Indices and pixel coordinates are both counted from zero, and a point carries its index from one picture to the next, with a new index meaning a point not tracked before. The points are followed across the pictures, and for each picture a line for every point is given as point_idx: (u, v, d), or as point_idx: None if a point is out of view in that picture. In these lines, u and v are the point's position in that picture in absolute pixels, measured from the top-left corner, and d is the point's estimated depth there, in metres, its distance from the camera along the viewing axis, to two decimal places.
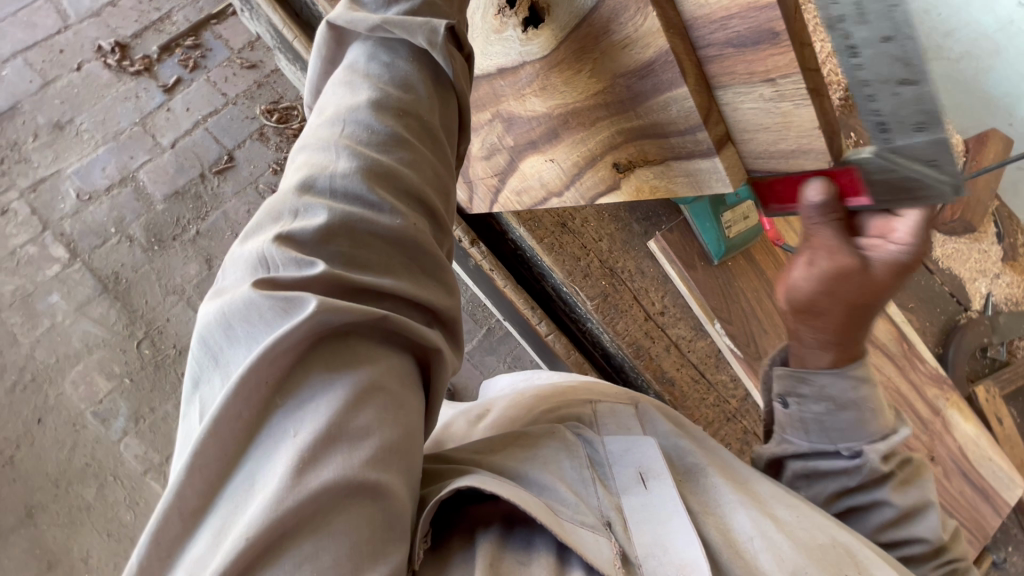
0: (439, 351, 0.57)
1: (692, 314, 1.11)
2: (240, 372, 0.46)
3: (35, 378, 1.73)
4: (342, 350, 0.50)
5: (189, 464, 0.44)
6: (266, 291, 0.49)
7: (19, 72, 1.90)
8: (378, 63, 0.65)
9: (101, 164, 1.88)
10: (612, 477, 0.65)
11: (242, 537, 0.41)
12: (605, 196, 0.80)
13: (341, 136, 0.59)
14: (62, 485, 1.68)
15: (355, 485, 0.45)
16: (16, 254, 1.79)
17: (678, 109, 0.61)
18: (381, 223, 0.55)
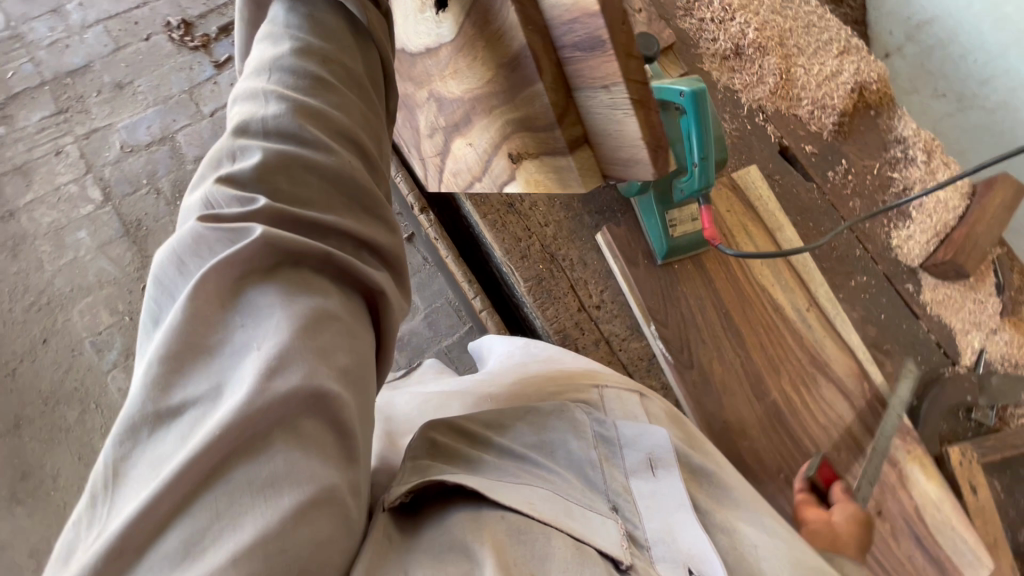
0: (384, 294, 0.54)
1: (630, 312, 1.07)
2: (196, 283, 0.43)
3: (49, 303, 1.88)
4: (294, 275, 0.47)
5: (148, 371, 0.40)
6: (214, 223, 0.46)
7: (98, 37, 2.14)
8: (296, 16, 0.59)
9: (148, 123, 2.07)
10: (621, 459, 0.64)
11: (204, 437, 0.37)
12: (507, 185, 0.74)
13: (266, 83, 0.54)
14: (51, 403, 1.80)
15: (314, 394, 0.41)
16: (60, 191, 1.99)
17: (541, 105, 0.59)
18: (318, 162, 0.52)
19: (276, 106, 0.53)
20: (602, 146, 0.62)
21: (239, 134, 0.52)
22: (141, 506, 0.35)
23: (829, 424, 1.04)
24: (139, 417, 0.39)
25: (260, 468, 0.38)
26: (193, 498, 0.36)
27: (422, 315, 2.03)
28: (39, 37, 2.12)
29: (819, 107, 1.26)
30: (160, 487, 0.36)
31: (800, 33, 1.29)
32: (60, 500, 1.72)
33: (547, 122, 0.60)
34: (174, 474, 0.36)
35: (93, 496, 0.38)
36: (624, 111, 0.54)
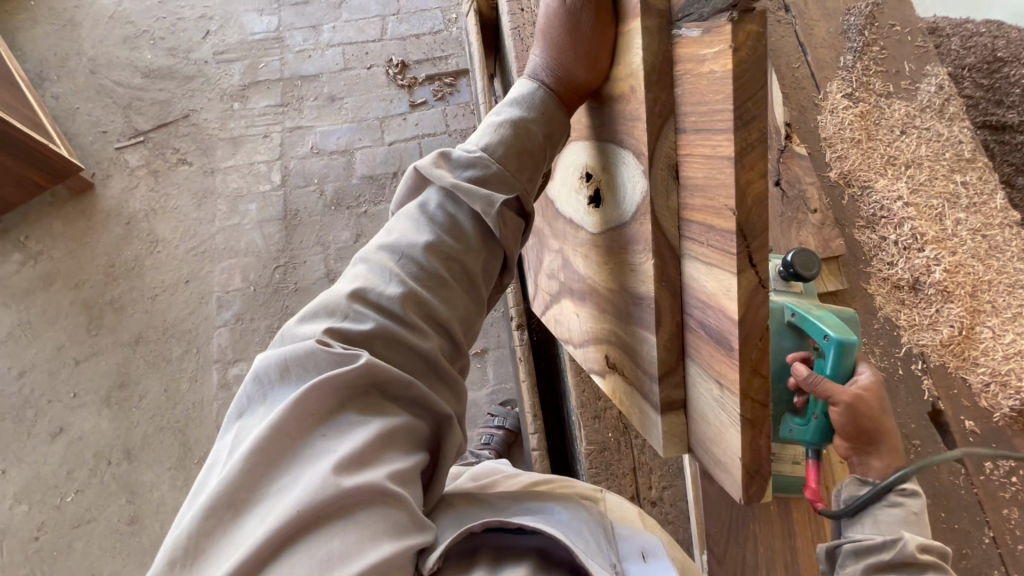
0: (452, 425, 0.59)
1: (685, 523, 0.97)
2: (297, 398, 0.50)
3: (204, 252, 2.19)
4: (375, 403, 0.54)
5: (239, 463, 0.48)
6: (329, 344, 0.52)
7: (334, 56, 2.53)
8: (444, 208, 0.61)
9: (339, 135, 2.38)
10: (617, 545, 0.60)
11: (280, 521, 0.45)
12: (593, 375, 0.73)
13: (392, 262, 0.58)
14: (167, 334, 2.07)
15: (373, 493, 0.49)
16: (253, 166, 2.34)
17: (648, 352, 0.57)
18: (415, 343, 0.55)
19: (394, 286, 0.56)
20: (694, 423, 0.57)
21: (358, 298, 0.55)
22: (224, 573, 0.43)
23: None
24: (224, 502, 0.46)
25: (321, 547, 0.45)
26: (265, 568, 0.43)
27: (488, 389, 2.03)
28: (294, 44, 2.56)
29: (997, 381, 1.05)
30: (240, 559, 0.43)
31: (1000, 291, 1.10)
32: (136, 418, 1.95)
33: (649, 370, 0.58)
34: (252, 549, 0.43)
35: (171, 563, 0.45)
36: (729, 418, 0.50)
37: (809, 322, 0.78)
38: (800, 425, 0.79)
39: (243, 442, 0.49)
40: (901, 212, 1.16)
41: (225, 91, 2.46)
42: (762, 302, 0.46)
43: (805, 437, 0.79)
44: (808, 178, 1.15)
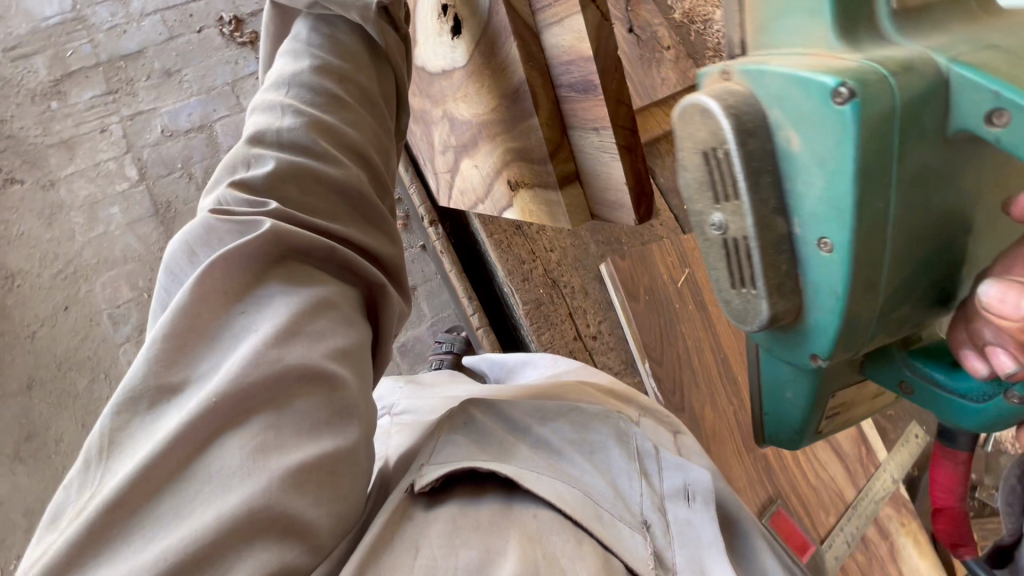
0: (384, 287, 0.60)
1: (626, 347, 1.06)
2: (204, 271, 0.49)
3: (75, 272, 1.96)
4: (297, 271, 0.54)
5: (155, 351, 0.46)
6: (224, 217, 0.53)
7: (154, 25, 2.25)
8: (317, 33, 0.66)
9: (189, 110, 2.16)
10: (659, 478, 0.64)
11: (201, 409, 0.43)
12: (504, 212, 0.78)
13: (287, 98, 0.62)
14: (63, 369, 1.86)
15: (306, 375, 0.48)
16: (99, 166, 2.08)
17: (536, 138, 0.68)
18: (326, 174, 0.57)
19: (292, 121, 0.59)
20: (591, 184, 0.70)
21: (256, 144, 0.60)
22: (143, 464, 0.41)
23: (821, 486, 1.01)
24: (144, 392, 0.45)
25: (252, 436, 0.44)
26: (192, 460, 0.42)
27: (428, 321, 2.05)
28: (100, 20, 2.24)
29: None
30: (160, 447, 0.41)
31: None
32: (61, 463, 1.78)
33: (540, 155, 0.69)
34: (173, 437, 0.42)
35: (93, 460, 0.43)
36: (612, 155, 0.64)
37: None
38: (952, 399, 0.65)
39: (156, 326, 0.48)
40: None
41: (34, 91, 2.13)
42: (607, 34, 0.61)
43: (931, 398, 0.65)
44: (655, 21, 1.23)
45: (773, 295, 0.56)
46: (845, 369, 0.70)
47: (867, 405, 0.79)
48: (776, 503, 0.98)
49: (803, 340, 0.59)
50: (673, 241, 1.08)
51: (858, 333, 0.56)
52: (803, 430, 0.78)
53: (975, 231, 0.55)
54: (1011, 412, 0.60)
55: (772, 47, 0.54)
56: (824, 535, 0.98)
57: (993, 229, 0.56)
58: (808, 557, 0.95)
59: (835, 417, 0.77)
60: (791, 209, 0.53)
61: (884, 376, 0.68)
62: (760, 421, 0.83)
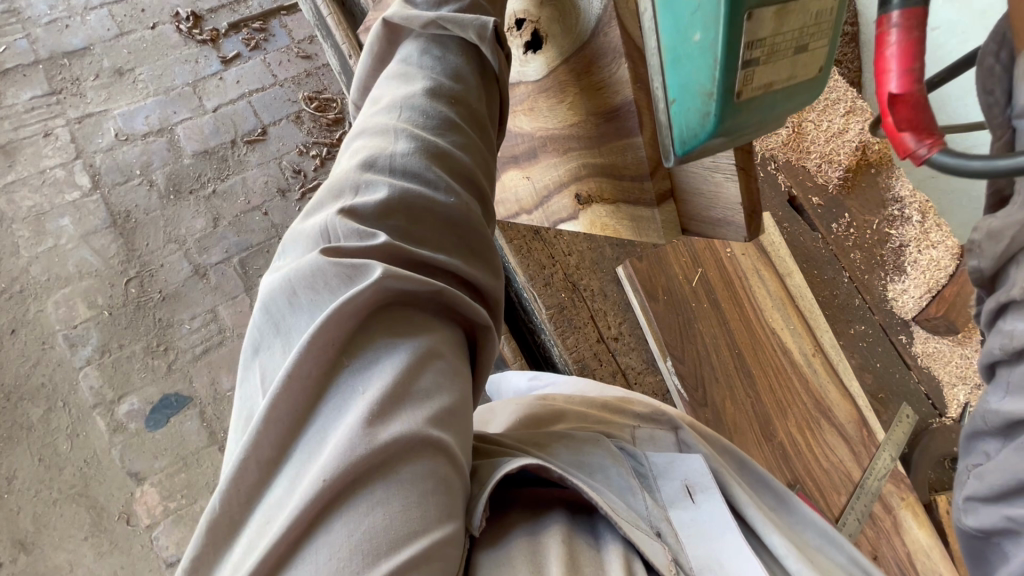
0: (489, 328, 0.49)
1: (647, 346, 1.09)
2: (316, 328, 0.39)
3: (22, 291, 1.78)
4: (402, 316, 0.43)
5: (257, 419, 0.37)
6: (333, 258, 0.42)
7: (101, 21, 2.10)
8: (429, 57, 0.59)
9: (146, 113, 2.01)
10: (657, 489, 0.59)
11: (312, 491, 0.34)
12: (565, 223, 0.76)
13: (397, 121, 0.52)
14: (13, 399, 1.68)
15: (420, 442, 0.37)
16: (45, 174, 1.90)
17: (633, 156, 0.61)
18: (437, 202, 0.48)
19: (405, 144, 0.50)
20: (688, 205, 0.65)
21: (366, 168, 0.48)
22: (260, 558, 0.33)
23: (831, 468, 1.08)
24: (249, 468, 0.36)
25: (361, 519, 0.34)
26: (299, 549, 0.33)
27: None
28: (37, 15, 2.07)
29: (826, 160, 1.34)
30: (274, 539, 0.33)
31: None
32: (13, 505, 1.58)
33: (638, 173, 0.62)
34: (286, 520, 0.33)
35: (212, 536, 0.36)
36: (726, 175, 0.56)
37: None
38: None
39: (262, 388, 0.39)
40: None
41: None
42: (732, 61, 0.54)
43: None
44: None
45: None
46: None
47: (792, 71, 0.43)
48: (795, 487, 1.03)
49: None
50: (684, 242, 1.14)
51: None
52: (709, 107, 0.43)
53: None
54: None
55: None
56: (838, 514, 1.04)
57: None
58: None
59: (756, 86, 0.42)
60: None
61: None
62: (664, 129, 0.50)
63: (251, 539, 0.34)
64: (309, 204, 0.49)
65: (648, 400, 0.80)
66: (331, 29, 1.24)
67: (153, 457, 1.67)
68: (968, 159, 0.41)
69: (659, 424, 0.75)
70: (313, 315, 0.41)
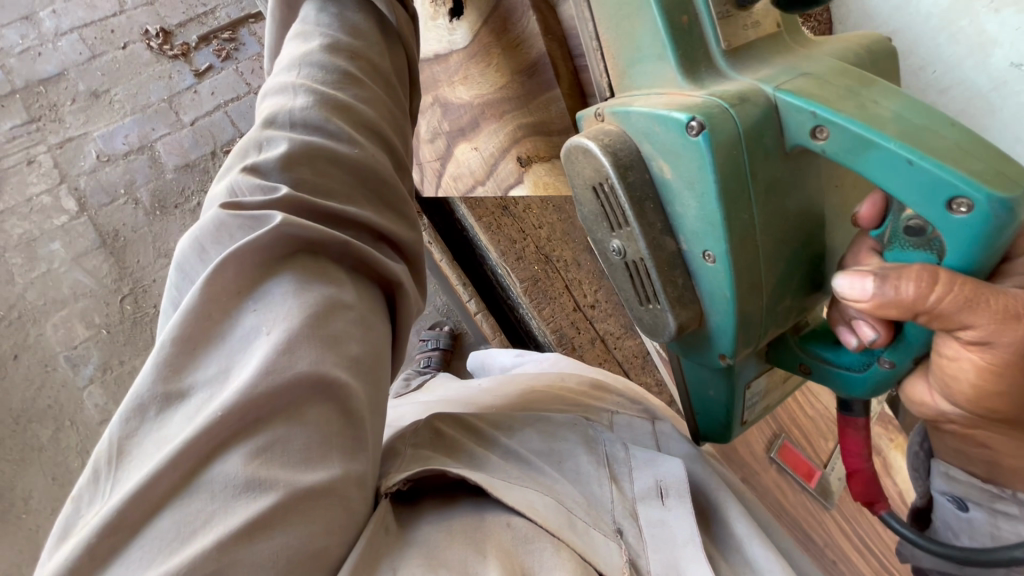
0: (402, 283, 0.51)
1: (623, 310, 1.10)
2: (213, 270, 0.41)
3: (21, 317, 1.82)
4: (308, 265, 0.44)
5: (159, 355, 0.38)
6: (234, 211, 0.44)
7: (73, 45, 2.12)
8: (327, 14, 0.59)
9: (125, 132, 2.04)
10: (630, 480, 0.61)
11: (208, 422, 0.36)
12: (514, 189, 0.77)
13: (296, 77, 0.53)
14: (22, 422, 1.72)
15: (322, 382, 0.40)
16: (32, 201, 1.93)
17: (558, 108, 0.65)
18: (340, 153, 0.49)
19: (303, 99, 0.51)
20: None
21: (266, 126, 0.50)
22: (148, 482, 0.34)
23: (815, 417, 1.08)
24: (141, 400, 0.37)
25: (257, 450, 0.37)
26: (193, 478, 0.35)
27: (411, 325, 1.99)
28: (10, 44, 2.09)
29: None
30: (162, 466, 0.34)
31: None
32: (32, 524, 1.62)
33: (563, 124, 0.66)
34: (179, 450, 0.35)
35: (98, 472, 0.36)
36: None
37: (907, 168, 0.47)
38: None
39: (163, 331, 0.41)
40: None
41: None
42: None
43: (835, 380, 0.64)
44: None
45: (677, 306, 0.58)
46: (750, 364, 0.69)
47: (778, 393, 0.77)
48: (780, 437, 1.04)
49: (708, 345, 0.62)
50: None
51: (751, 327, 0.59)
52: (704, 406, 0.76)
53: (827, 225, 0.59)
54: (889, 378, 0.60)
55: (636, 91, 0.57)
56: (825, 461, 1.05)
57: (835, 235, 0.61)
58: (815, 483, 1.03)
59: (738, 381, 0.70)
60: (676, 228, 0.57)
61: (783, 360, 0.69)
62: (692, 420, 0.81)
63: (141, 466, 0.36)
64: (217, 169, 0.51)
65: (625, 388, 0.84)
66: None
67: None
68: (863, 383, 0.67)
69: (639, 415, 0.77)
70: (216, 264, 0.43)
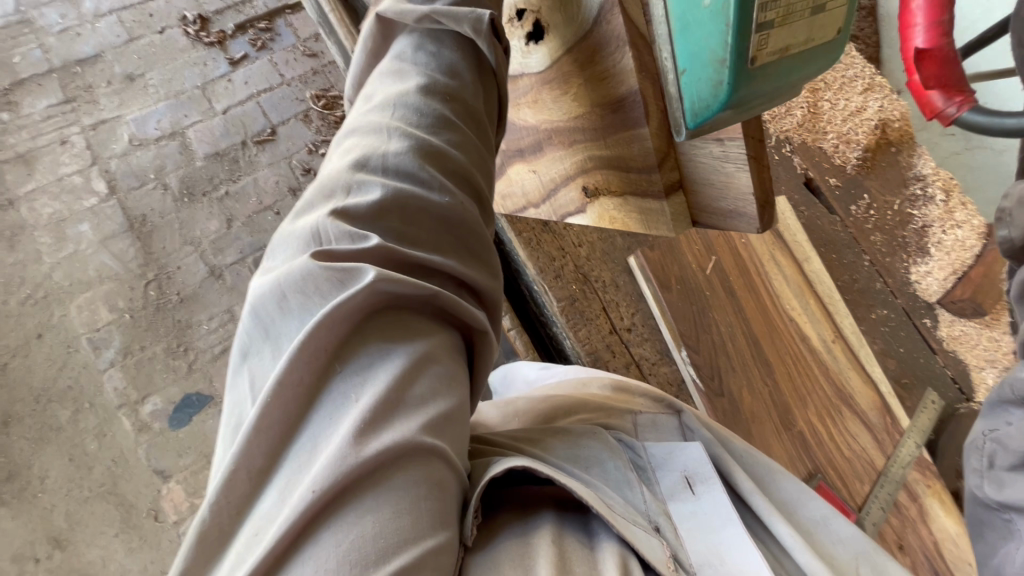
0: (485, 333, 0.50)
1: (660, 337, 1.07)
2: (304, 333, 0.40)
3: (46, 296, 1.83)
4: (396, 320, 0.44)
5: (250, 425, 0.37)
6: (323, 262, 0.43)
7: (111, 27, 2.12)
8: (424, 53, 0.61)
9: (157, 117, 2.04)
10: (654, 480, 0.56)
11: (304, 499, 0.34)
12: (574, 217, 0.77)
13: (391, 120, 0.54)
14: (42, 401, 1.73)
15: (413, 449, 0.38)
16: (63, 181, 1.94)
17: (640, 147, 0.60)
18: (431, 203, 0.49)
19: (398, 142, 0.52)
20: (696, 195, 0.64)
21: (358, 168, 0.50)
22: (251, 565, 0.33)
23: (854, 457, 1.05)
24: (242, 475, 0.37)
25: (351, 528, 0.34)
26: (288, 559, 0.33)
27: None
28: (50, 23, 2.10)
29: (843, 140, 1.29)
30: (264, 550, 0.33)
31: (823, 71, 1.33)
32: (47, 503, 1.63)
33: (645, 164, 0.61)
34: (276, 531, 0.34)
35: (198, 551, 0.36)
36: (737, 166, 0.55)
37: None
38: None
39: (253, 396, 0.40)
40: None
41: None
42: None
43: None
44: None
45: None
46: None
47: (811, 34, 0.41)
48: (817, 476, 1.01)
49: None
50: (697, 230, 1.12)
51: None
52: (713, 53, 0.41)
53: None
54: None
55: None
56: (861, 504, 1.02)
57: None
58: None
59: None
60: None
61: None
62: (682, 113, 0.48)
63: (242, 547, 0.35)
64: (300, 203, 0.50)
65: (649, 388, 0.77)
66: (334, 26, 1.23)
67: (177, 455, 1.72)
68: (993, 118, 0.86)
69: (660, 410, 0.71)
70: (303, 320, 0.42)
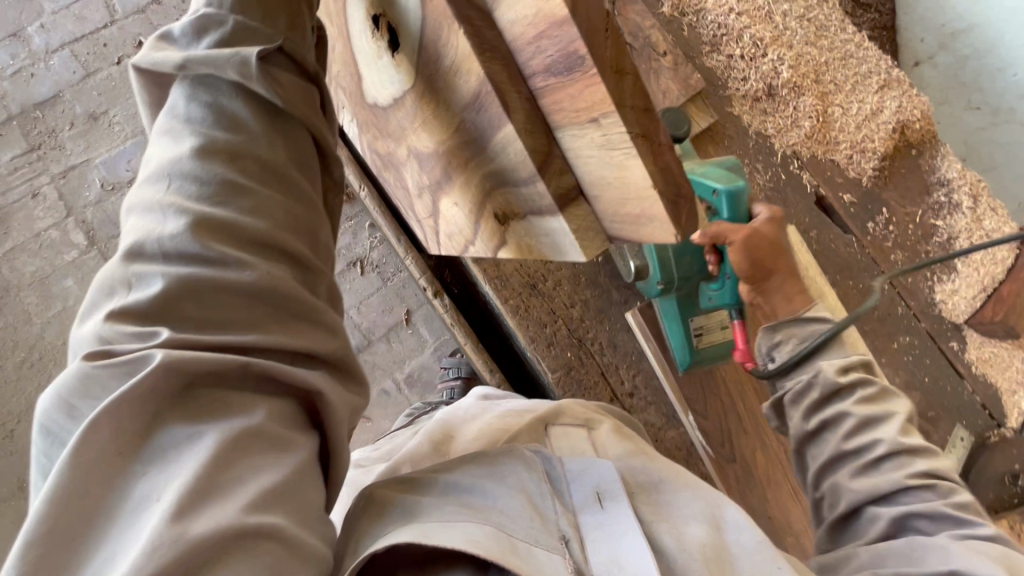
0: (325, 395, 0.44)
1: (665, 398, 1.01)
2: (79, 436, 0.34)
3: (42, 358, 1.81)
4: (206, 403, 0.38)
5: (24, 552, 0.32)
6: (103, 361, 0.38)
7: (64, 62, 1.97)
8: (197, 106, 0.47)
9: (127, 158, 1.94)
10: (568, 492, 0.56)
11: None
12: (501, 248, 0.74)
13: (165, 195, 0.44)
14: None
15: (239, 538, 0.34)
16: (41, 237, 1.88)
17: (514, 152, 0.56)
18: (229, 280, 0.41)
19: (175, 222, 0.42)
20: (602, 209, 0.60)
21: (133, 258, 0.42)
22: None
23: None
24: None
25: None
26: None
27: (431, 348, 1.95)
28: None
29: (858, 150, 1.16)
30: None
31: (837, 67, 1.17)
32: None
33: (527, 173, 0.57)
34: None
35: None
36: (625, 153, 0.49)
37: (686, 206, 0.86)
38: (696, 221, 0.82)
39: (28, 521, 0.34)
40: (736, 24, 1.15)
41: None
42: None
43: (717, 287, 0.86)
44: (647, 23, 1.10)
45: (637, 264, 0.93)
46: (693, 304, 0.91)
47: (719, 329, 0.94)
48: None
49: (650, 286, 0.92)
50: None
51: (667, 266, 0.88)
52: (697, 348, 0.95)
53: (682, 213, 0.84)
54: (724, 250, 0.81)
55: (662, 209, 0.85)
56: None
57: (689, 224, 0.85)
58: None
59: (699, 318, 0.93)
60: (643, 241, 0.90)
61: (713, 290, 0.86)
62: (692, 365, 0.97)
63: None
64: (82, 308, 0.43)
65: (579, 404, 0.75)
66: None
67: None
68: None
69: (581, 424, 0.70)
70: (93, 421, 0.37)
